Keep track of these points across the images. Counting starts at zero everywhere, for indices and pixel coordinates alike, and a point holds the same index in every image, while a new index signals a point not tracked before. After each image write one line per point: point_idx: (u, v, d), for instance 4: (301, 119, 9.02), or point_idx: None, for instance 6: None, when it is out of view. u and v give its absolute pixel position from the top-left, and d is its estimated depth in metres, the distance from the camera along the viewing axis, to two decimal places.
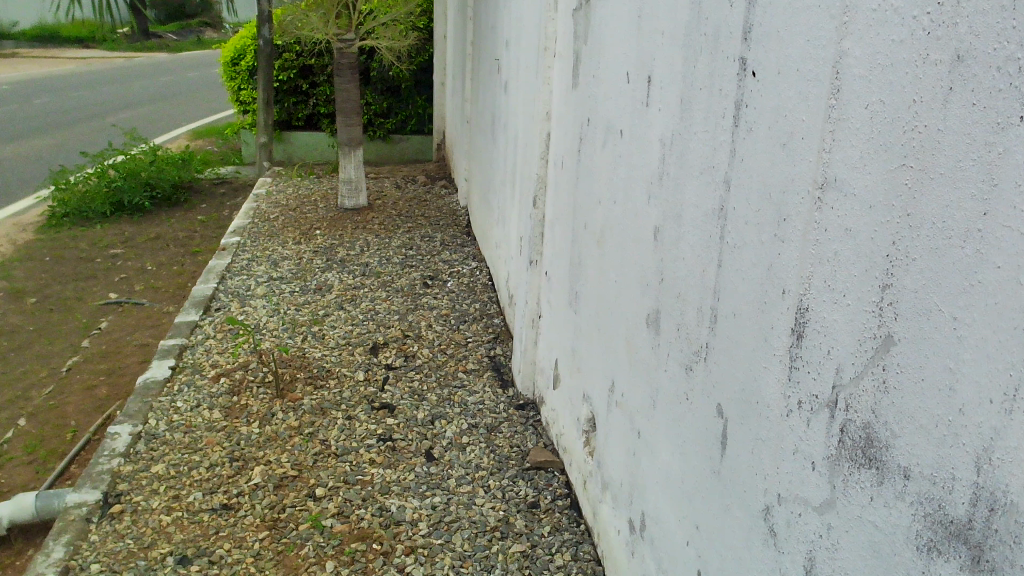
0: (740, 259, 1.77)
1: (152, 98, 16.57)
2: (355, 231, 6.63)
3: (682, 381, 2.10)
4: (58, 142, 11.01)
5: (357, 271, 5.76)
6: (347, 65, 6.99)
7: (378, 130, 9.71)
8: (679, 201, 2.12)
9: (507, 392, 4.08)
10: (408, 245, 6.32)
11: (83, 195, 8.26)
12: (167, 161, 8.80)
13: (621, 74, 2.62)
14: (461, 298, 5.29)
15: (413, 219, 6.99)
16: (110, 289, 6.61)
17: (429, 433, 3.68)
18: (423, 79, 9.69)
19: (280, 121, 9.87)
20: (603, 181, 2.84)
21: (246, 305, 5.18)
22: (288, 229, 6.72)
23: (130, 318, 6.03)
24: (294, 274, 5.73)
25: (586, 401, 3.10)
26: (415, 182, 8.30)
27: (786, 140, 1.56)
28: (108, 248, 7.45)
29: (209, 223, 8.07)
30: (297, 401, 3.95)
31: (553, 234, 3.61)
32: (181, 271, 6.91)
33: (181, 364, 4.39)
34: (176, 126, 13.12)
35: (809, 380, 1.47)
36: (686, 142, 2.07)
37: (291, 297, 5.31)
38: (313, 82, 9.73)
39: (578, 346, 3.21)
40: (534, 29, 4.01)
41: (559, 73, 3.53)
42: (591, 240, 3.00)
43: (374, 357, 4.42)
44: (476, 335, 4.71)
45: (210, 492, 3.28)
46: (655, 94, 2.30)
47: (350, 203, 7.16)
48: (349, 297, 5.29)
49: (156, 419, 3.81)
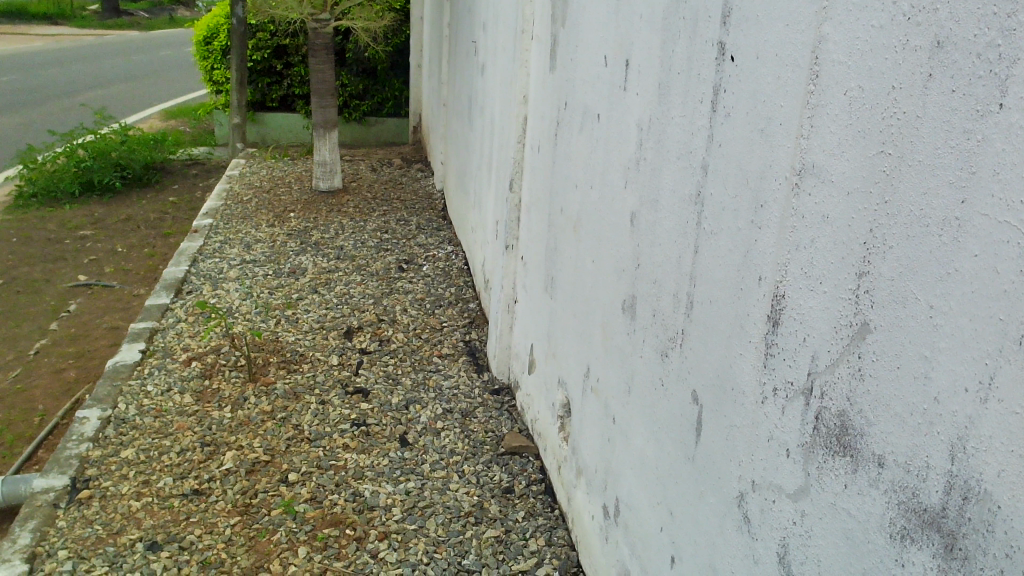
0: (716, 246, 1.76)
1: (124, 77, 16.29)
2: (330, 214, 6.57)
3: (658, 367, 2.10)
4: (24, 120, 10.79)
5: (332, 254, 5.71)
6: (322, 46, 6.88)
7: (354, 112, 9.60)
8: (657, 186, 2.11)
9: (482, 376, 4.07)
10: (384, 228, 6.28)
11: (51, 175, 8.11)
12: (138, 141, 8.66)
13: (598, 58, 2.60)
14: (436, 283, 5.26)
15: (388, 202, 6.94)
16: (79, 271, 6.51)
17: (404, 418, 3.66)
18: (399, 61, 9.62)
19: (254, 102, 9.74)
20: (580, 165, 2.83)
21: (219, 288, 5.12)
22: (262, 211, 6.64)
23: (100, 300, 5.94)
24: (267, 257, 5.67)
25: (561, 386, 3.10)
26: (390, 165, 8.24)
27: (765, 125, 1.55)
28: (77, 229, 7.33)
29: (181, 205, 7.96)
30: (270, 385, 3.91)
31: (529, 220, 3.59)
32: (152, 253, 6.81)
33: (151, 347, 4.34)
34: (148, 106, 12.93)
35: (785, 367, 1.47)
36: (664, 128, 2.06)
37: (264, 281, 5.25)
38: (287, 62, 9.61)
39: (554, 332, 3.21)
40: (511, 12, 3.97)
41: (536, 57, 3.50)
42: (567, 225, 2.99)
43: (348, 341, 4.39)
44: (451, 320, 4.69)
45: (181, 477, 3.24)
46: (632, 78, 2.28)
47: (324, 185, 7.08)
48: (323, 280, 5.24)
49: (126, 403, 3.76)
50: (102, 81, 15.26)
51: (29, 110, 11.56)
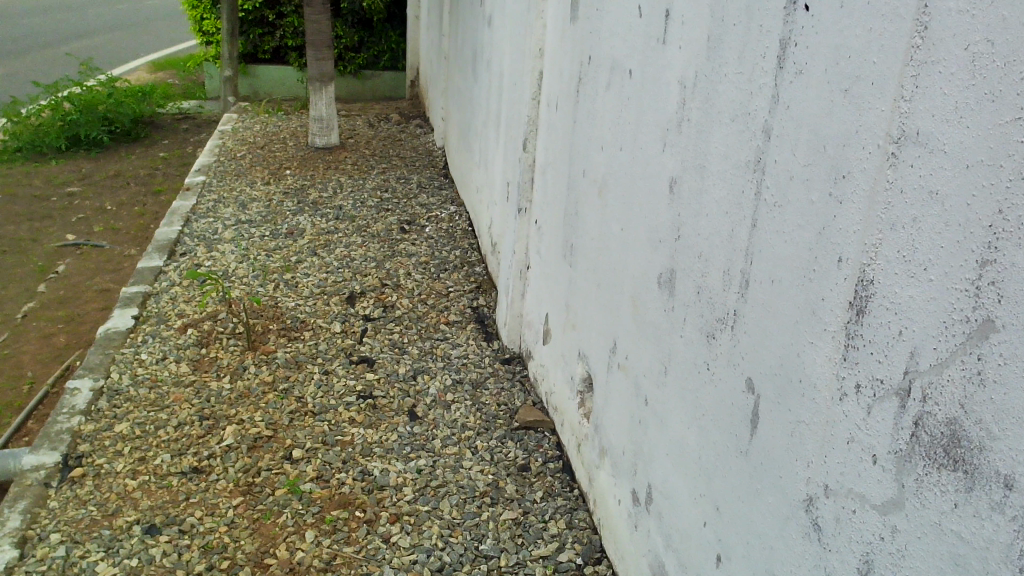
0: (781, 221, 1.57)
1: (110, 27, 15.79)
2: (327, 172, 6.33)
3: (702, 350, 1.93)
4: (6, 71, 10.42)
5: (330, 214, 5.50)
6: None
7: (349, 66, 9.33)
8: (703, 150, 1.91)
9: (492, 345, 3.90)
10: (384, 187, 6.05)
11: (36, 129, 7.82)
12: (126, 93, 8.37)
13: (630, 9, 2.39)
14: (440, 245, 5.07)
15: (387, 159, 6.70)
16: (68, 229, 6.28)
17: (412, 390, 3.49)
18: (396, 12, 9.30)
19: (245, 53, 9.43)
20: (606, 124, 2.63)
21: (213, 250, 4.92)
22: (256, 168, 6.40)
23: (89, 261, 5.72)
24: (263, 217, 5.45)
25: (581, 359, 2.93)
26: (388, 121, 7.98)
27: (849, 84, 1.35)
28: (65, 186, 7.08)
29: (172, 160, 7.70)
30: (270, 354, 3.73)
31: (546, 182, 3.39)
32: (142, 212, 6.58)
33: (144, 313, 4.16)
34: (136, 57, 12.56)
35: (872, 362, 1.29)
36: (713, 86, 1.85)
37: (260, 242, 5.04)
38: (279, 12, 9.27)
39: (573, 302, 3.03)
40: None
41: (554, 7, 3.27)
42: (590, 189, 2.80)
43: (351, 307, 4.20)
44: (457, 284, 4.51)
45: (179, 454, 3.07)
46: (674, 30, 2.07)
47: (321, 141, 6.83)
48: (322, 242, 5.04)
49: (119, 373, 3.58)
50: (87, 32, 14.78)
51: (12, 61, 11.18)
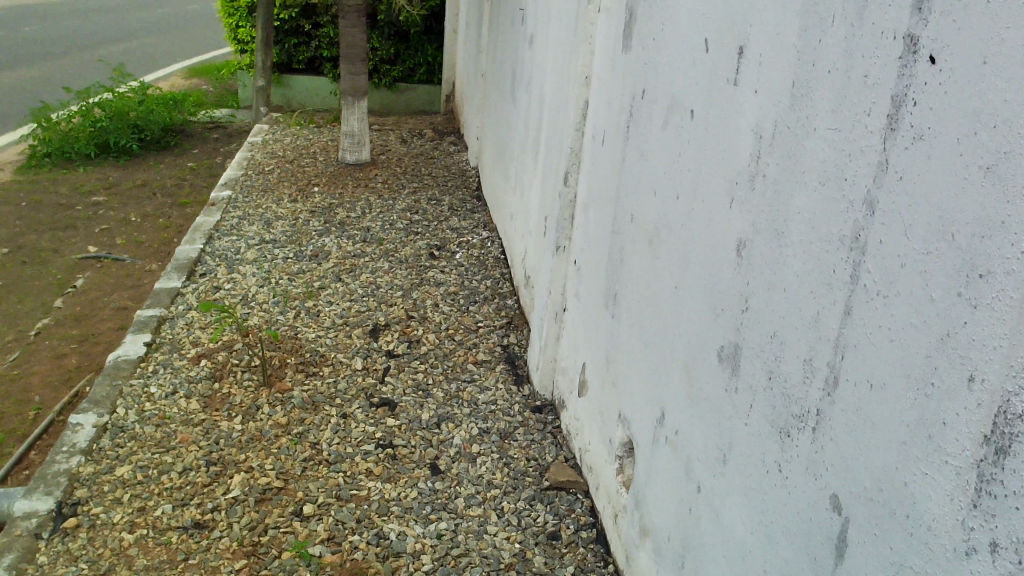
0: (886, 315, 1.29)
1: (148, 32, 15.79)
2: (356, 190, 6.13)
3: (771, 445, 1.65)
4: (41, 74, 10.38)
5: (358, 236, 5.28)
6: (353, 7, 6.37)
7: (383, 78, 9.18)
8: (781, 213, 1.65)
9: (522, 390, 3.64)
10: (414, 208, 5.83)
11: (65, 135, 7.71)
12: (157, 101, 8.24)
13: (694, 43, 2.13)
14: (470, 274, 4.83)
15: (419, 178, 6.48)
16: (90, 241, 6.12)
17: (435, 439, 3.24)
18: (434, 25, 9.11)
19: (279, 63, 9.29)
20: (661, 168, 2.37)
21: (234, 272, 4.72)
22: (284, 184, 6.21)
23: (109, 276, 5.55)
24: (288, 238, 5.25)
25: (620, 422, 2.66)
26: (421, 137, 7.77)
27: (994, 161, 1.08)
28: (90, 195, 6.94)
29: (200, 171, 7.55)
30: (286, 392, 3.50)
31: (588, 221, 3.13)
32: (166, 225, 6.41)
33: (158, 340, 3.96)
34: (171, 62, 12.51)
35: (1018, 518, 1.02)
36: (799, 140, 1.59)
37: (283, 265, 4.82)
38: (315, 22, 9.12)
39: (613, 357, 2.76)
40: None
41: (604, 32, 3.03)
42: (639, 236, 2.54)
43: (374, 341, 3.96)
44: (487, 319, 4.26)
45: (181, 504, 2.84)
46: (749, 71, 1.81)
47: (351, 157, 6.62)
48: (347, 266, 4.82)
49: (125, 407, 3.37)
50: (125, 36, 14.78)
51: (47, 64, 11.14)
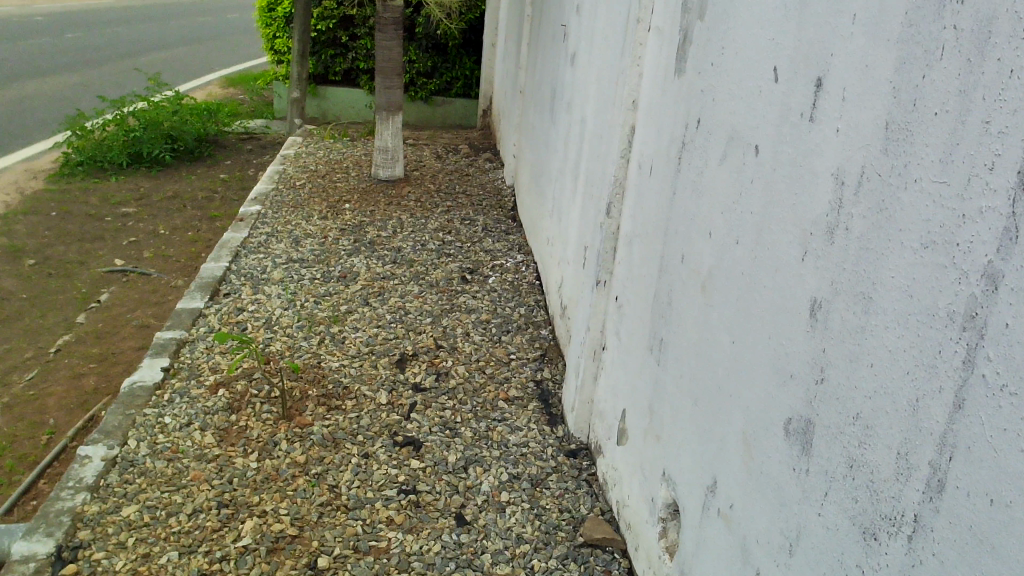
0: (1013, 416, 1.06)
1: (186, 40, 15.85)
2: (388, 207, 5.96)
3: (850, 544, 1.42)
4: (79, 82, 10.39)
5: (388, 257, 5.11)
6: (391, 20, 6.20)
7: (420, 91, 9.06)
8: (869, 275, 1.42)
9: (556, 431, 3.42)
10: (447, 228, 5.65)
11: (99, 143, 7.67)
12: (191, 111, 8.18)
13: (760, 71, 1.91)
14: (503, 301, 4.63)
15: (453, 196, 6.30)
16: (117, 254, 6.01)
17: (461, 485, 3.02)
18: (472, 38, 8.95)
19: (316, 74, 9.20)
20: (717, 207, 2.14)
21: (259, 293, 4.56)
22: (314, 199, 6.06)
23: (134, 291, 5.43)
24: (316, 257, 5.09)
25: (664, 480, 2.43)
26: (457, 153, 7.61)
27: None
28: (120, 205, 6.84)
29: (232, 183, 7.45)
30: (306, 428, 3.31)
31: (632, 257, 2.91)
32: (195, 238, 6.30)
33: (176, 365, 3.80)
34: (208, 71, 12.51)
35: None
36: (893, 192, 1.36)
37: (309, 286, 4.66)
38: (352, 34, 9.01)
39: (658, 409, 2.53)
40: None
41: (653, 54, 2.81)
42: (691, 280, 2.31)
43: (400, 372, 3.77)
44: (520, 351, 4.05)
45: (188, 552, 2.65)
46: (830, 107, 1.59)
47: (385, 173, 6.45)
48: (376, 290, 4.65)
49: (137, 439, 3.20)
50: (163, 44, 14.84)
51: (85, 72, 11.16)
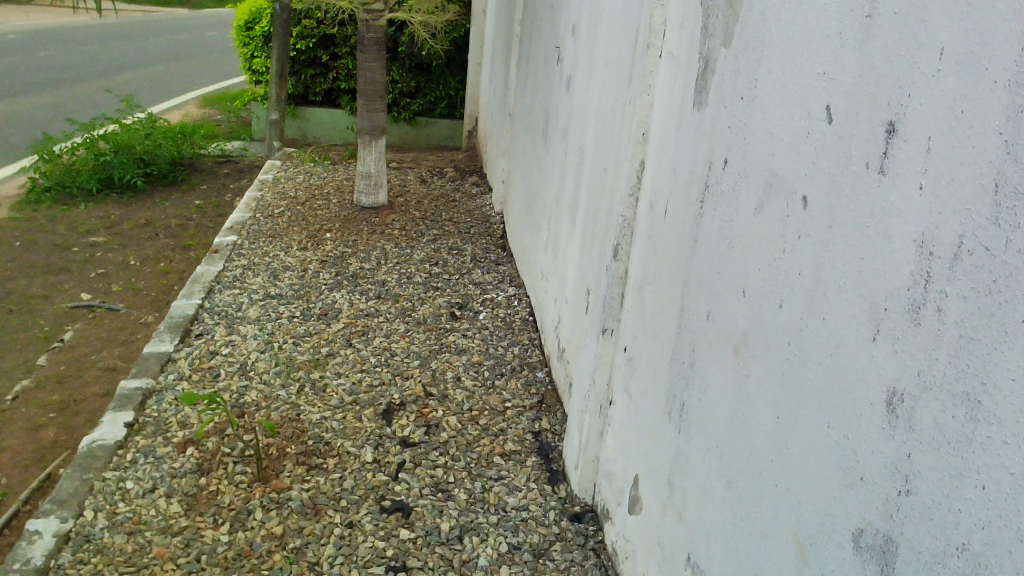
0: None
1: (163, 57, 15.54)
2: (372, 237, 5.67)
3: None
4: (49, 103, 10.04)
5: (372, 291, 4.81)
6: (373, 41, 5.92)
7: (403, 111, 8.79)
8: (979, 373, 1.15)
9: (557, 491, 3.13)
10: (434, 259, 5.37)
11: (67, 168, 7.34)
12: (165, 134, 7.85)
13: (807, 111, 1.64)
14: (495, 340, 4.35)
15: (439, 224, 6.02)
16: (83, 287, 5.68)
17: (457, 559, 2.73)
18: (457, 57, 8.70)
19: (295, 94, 8.91)
20: (752, 262, 1.87)
21: (234, 334, 4.26)
22: (293, 228, 5.76)
23: (101, 329, 5.10)
24: (295, 292, 4.78)
25: (691, 567, 2.15)
26: (442, 176, 7.34)
27: None
28: (89, 234, 6.51)
29: (207, 210, 7.13)
30: (283, 493, 3.01)
31: (643, 307, 2.63)
32: (167, 270, 5.97)
33: (141, 418, 3.48)
34: (184, 91, 12.18)
35: None
36: (1014, 274, 1.09)
37: (287, 325, 4.36)
38: (333, 53, 8.74)
39: (681, 483, 2.25)
40: (623, 15, 2.98)
41: (666, 82, 2.54)
42: (720, 343, 2.03)
43: (387, 425, 3.47)
44: (515, 397, 3.76)
45: None
46: (907, 160, 1.32)
47: (367, 200, 6.15)
48: (359, 329, 4.36)
49: (95, 510, 2.88)
50: (139, 63, 14.50)
51: (56, 92, 10.81)
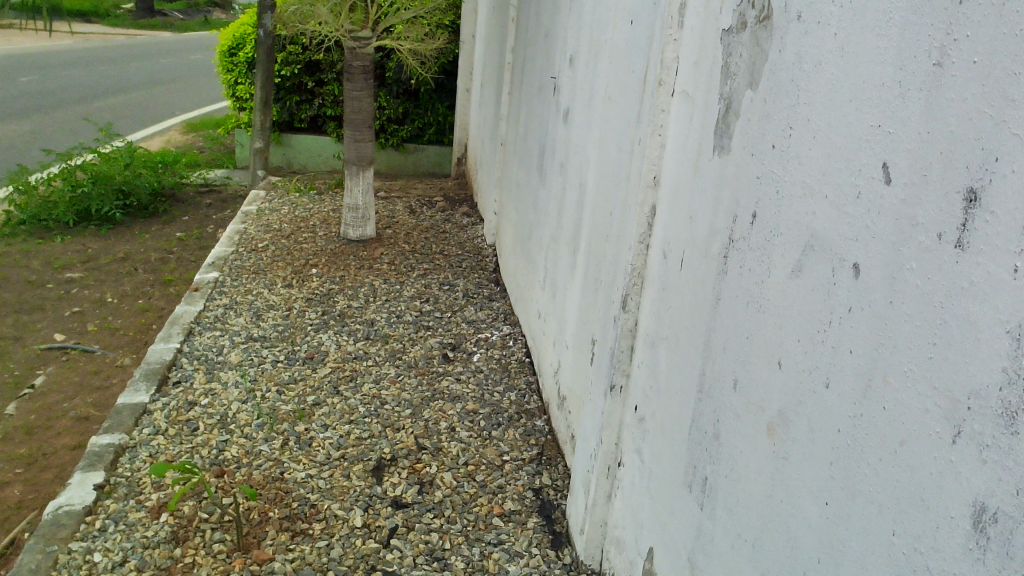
0: None
1: (146, 83, 15.34)
2: (360, 272, 5.45)
3: None
4: (27, 132, 9.80)
5: (360, 332, 4.60)
6: (360, 69, 5.73)
7: (391, 138, 8.61)
8: None
9: (562, 557, 2.90)
10: (424, 295, 5.16)
11: (43, 201, 7.10)
12: (146, 164, 7.63)
13: (859, 167, 1.44)
14: (490, 384, 4.13)
15: (430, 257, 5.81)
16: (57, 327, 5.44)
17: None
18: (445, 83, 8.53)
19: (280, 121, 8.71)
20: (789, 331, 1.67)
21: (214, 381, 4.03)
22: (278, 264, 5.54)
23: (74, 373, 4.85)
24: (279, 333, 4.56)
25: None
26: (432, 206, 7.14)
27: None
28: (64, 270, 6.27)
29: (189, 242, 6.90)
30: (265, 564, 2.77)
31: (656, 364, 2.42)
32: (146, 307, 5.74)
33: (113, 478, 3.24)
34: (167, 117, 11.97)
35: None
36: None
37: (270, 371, 4.13)
38: (319, 79, 8.56)
39: (703, 566, 2.03)
40: (628, 48, 2.80)
41: (680, 123, 2.35)
42: (750, 416, 1.82)
43: (377, 483, 3.24)
44: (513, 449, 3.54)
45: None
46: (997, 236, 1.12)
47: (355, 233, 5.94)
48: (346, 374, 4.14)
49: None
50: (120, 88, 14.29)
51: (35, 121, 10.58)
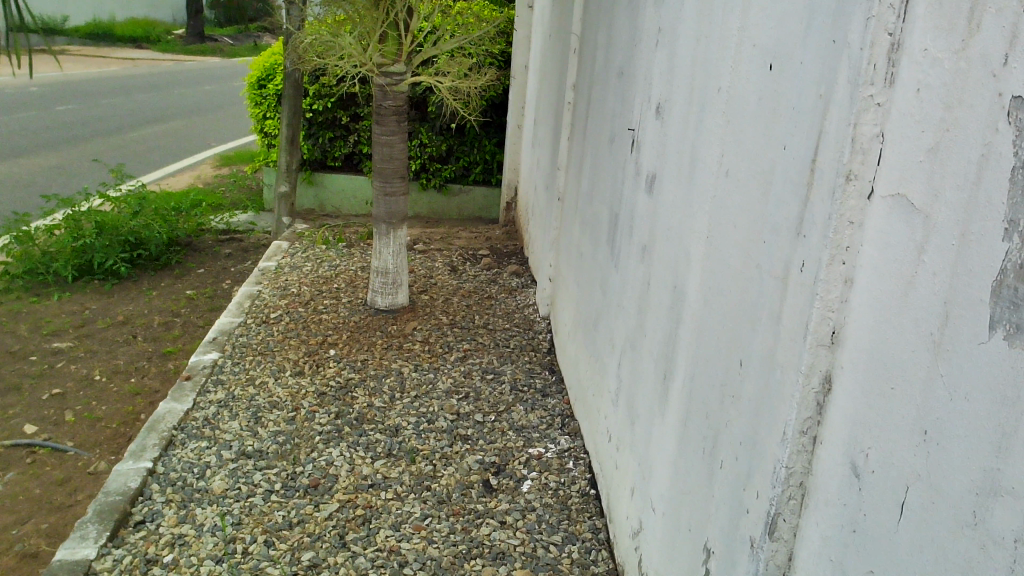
0: None
1: (186, 111, 14.77)
2: (386, 354, 4.52)
3: None
4: (45, 171, 9.12)
5: (380, 446, 3.65)
6: (392, 109, 4.81)
7: (433, 178, 7.71)
8: None
9: None
10: (463, 389, 4.19)
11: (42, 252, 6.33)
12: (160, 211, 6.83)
13: None
14: (545, 531, 3.13)
15: (472, 333, 4.85)
16: (29, 415, 4.58)
17: None
18: (494, 118, 7.62)
19: (312, 160, 7.88)
20: None
21: (187, 524, 3.10)
22: (290, 342, 4.63)
23: (37, 482, 3.98)
24: (279, 446, 3.64)
25: None
26: (476, 262, 6.20)
27: None
28: (53, 337, 5.44)
29: (199, 302, 6.05)
30: None
31: None
32: (137, 389, 4.86)
33: None
34: (199, 150, 11.27)
35: None
36: None
37: (260, 510, 3.19)
38: (354, 114, 7.71)
39: None
40: (768, 105, 1.81)
41: (888, 252, 1.36)
42: None
43: None
44: None
45: None
46: None
47: (384, 302, 5.01)
48: (358, 514, 3.18)
49: None
50: (159, 118, 13.74)
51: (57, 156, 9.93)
